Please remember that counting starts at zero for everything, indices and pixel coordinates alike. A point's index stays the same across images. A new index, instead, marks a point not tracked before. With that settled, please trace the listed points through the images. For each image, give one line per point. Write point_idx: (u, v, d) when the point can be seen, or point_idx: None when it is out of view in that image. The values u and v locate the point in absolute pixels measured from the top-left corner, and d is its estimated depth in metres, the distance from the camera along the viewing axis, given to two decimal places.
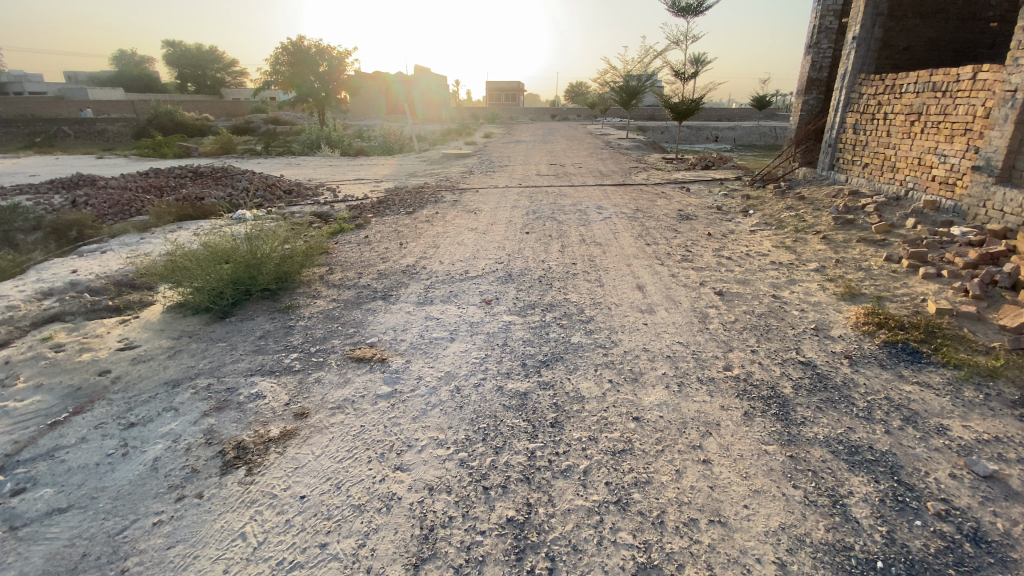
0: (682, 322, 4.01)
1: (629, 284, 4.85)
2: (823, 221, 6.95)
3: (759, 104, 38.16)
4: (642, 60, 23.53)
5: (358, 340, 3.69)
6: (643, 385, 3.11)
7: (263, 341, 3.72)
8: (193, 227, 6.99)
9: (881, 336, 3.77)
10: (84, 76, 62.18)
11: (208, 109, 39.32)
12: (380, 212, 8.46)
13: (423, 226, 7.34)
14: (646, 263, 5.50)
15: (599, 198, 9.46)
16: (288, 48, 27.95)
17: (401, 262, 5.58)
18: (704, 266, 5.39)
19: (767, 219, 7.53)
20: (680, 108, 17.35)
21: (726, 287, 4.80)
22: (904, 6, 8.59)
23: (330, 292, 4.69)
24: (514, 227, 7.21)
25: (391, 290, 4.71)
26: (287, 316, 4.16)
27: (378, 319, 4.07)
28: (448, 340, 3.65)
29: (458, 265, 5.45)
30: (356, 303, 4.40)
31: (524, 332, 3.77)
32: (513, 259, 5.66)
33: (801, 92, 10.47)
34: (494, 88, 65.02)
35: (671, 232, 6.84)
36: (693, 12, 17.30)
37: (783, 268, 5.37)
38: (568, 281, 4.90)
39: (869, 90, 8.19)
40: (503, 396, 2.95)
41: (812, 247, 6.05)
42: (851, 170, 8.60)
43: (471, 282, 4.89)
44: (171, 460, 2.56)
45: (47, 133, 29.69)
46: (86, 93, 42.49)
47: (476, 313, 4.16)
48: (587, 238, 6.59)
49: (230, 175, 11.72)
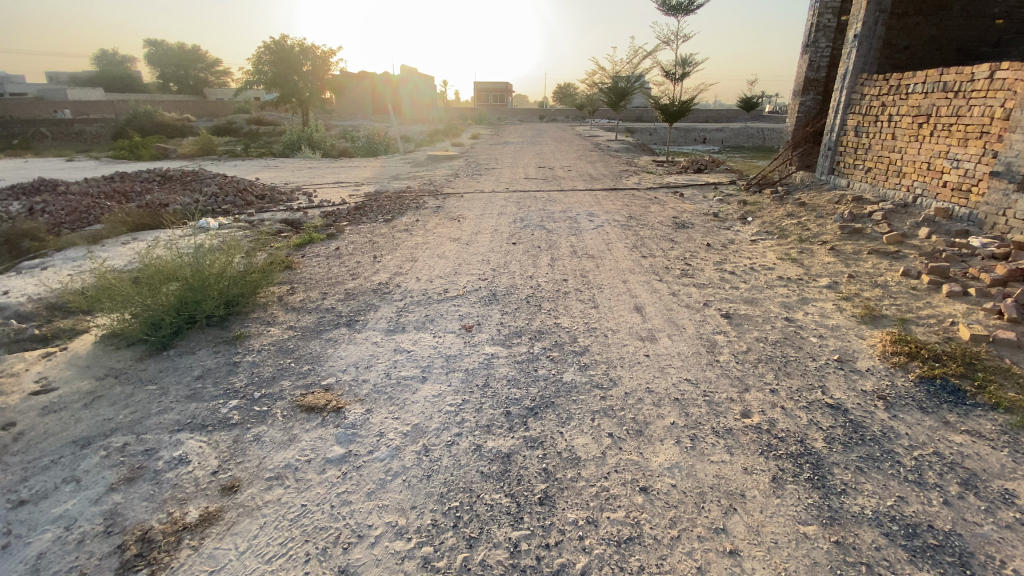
0: (688, 353, 3.51)
1: (625, 305, 4.34)
2: (829, 230, 6.52)
3: (746, 105, 38.10)
4: (631, 61, 23.15)
5: (312, 383, 3.14)
6: (649, 440, 2.59)
7: (199, 384, 3.16)
8: (148, 239, 6.34)
9: (915, 370, 3.30)
10: (61, 76, 60.46)
11: (189, 109, 38.24)
12: (356, 219, 7.89)
13: (402, 235, 6.78)
14: (644, 279, 5.01)
15: (590, 203, 8.97)
16: (270, 49, 27.05)
17: (373, 279, 5.03)
18: (708, 283, 4.90)
19: (769, 228, 7.08)
20: (670, 109, 16.96)
21: (734, 308, 4.32)
22: (905, 3, 8.22)
23: (288, 318, 4.12)
24: (500, 237, 6.68)
25: (358, 314, 4.15)
26: (234, 349, 3.59)
27: (339, 353, 3.52)
28: (419, 381, 3.11)
29: (437, 282, 4.91)
30: (316, 333, 3.84)
31: (508, 368, 3.24)
32: (497, 274, 5.14)
33: (797, 93, 10.07)
34: (481, 89, 64.53)
35: (669, 243, 6.35)
36: (683, 11, 16.89)
37: (793, 284, 4.90)
38: (558, 302, 4.38)
39: (872, 91, 7.80)
40: (480, 459, 2.42)
41: (821, 259, 5.59)
42: (852, 174, 8.20)
43: (450, 303, 4.35)
44: (53, 560, 1.99)
45: (19, 135, 28.53)
46: (63, 94, 41.31)
47: (453, 342, 3.63)
48: (580, 249, 6.08)
49: (200, 179, 11.05)
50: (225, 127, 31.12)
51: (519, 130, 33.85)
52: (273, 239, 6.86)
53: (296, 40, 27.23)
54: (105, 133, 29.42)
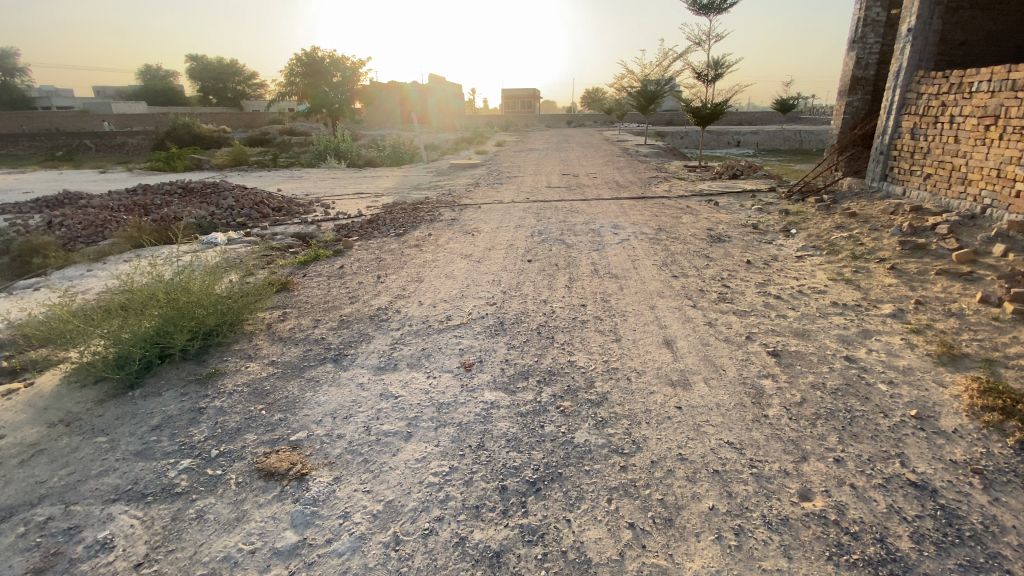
0: (728, 405, 2.91)
1: (652, 338, 3.76)
2: (886, 245, 5.76)
3: (782, 107, 36.60)
4: (661, 63, 22.38)
5: (278, 438, 2.69)
6: (679, 534, 2.03)
7: (153, 438, 2.76)
8: (149, 256, 6.08)
9: (1017, 434, 2.61)
10: (111, 91, 63.55)
11: (224, 121, 39.27)
12: (368, 233, 7.52)
13: (411, 252, 6.35)
14: (674, 304, 4.41)
15: (616, 214, 8.38)
16: (302, 59, 27.52)
17: (372, 302, 4.58)
18: (749, 311, 4.26)
19: (815, 242, 6.35)
20: (702, 112, 16.16)
21: (781, 342, 3.68)
22: None
23: (270, 351, 3.70)
24: (515, 253, 6.17)
25: (348, 347, 3.69)
26: (203, 391, 3.18)
27: (317, 398, 3.05)
28: (402, 440, 2.61)
29: (440, 307, 4.42)
30: (297, 371, 3.39)
31: (509, 424, 2.70)
32: (508, 297, 4.62)
33: (843, 93, 9.22)
34: (509, 96, 64.51)
35: (702, 260, 5.72)
36: (715, 10, 16.07)
37: (849, 313, 4.22)
38: (574, 333, 3.83)
39: (930, 90, 6.96)
40: (461, 560, 1.91)
41: (880, 281, 4.88)
42: (909, 181, 7.36)
43: (451, 334, 3.84)
44: None
45: (68, 147, 29.87)
46: (109, 108, 43.19)
47: (447, 385, 3.11)
48: (602, 268, 5.51)
49: (219, 191, 10.93)
50: (257, 138, 31.78)
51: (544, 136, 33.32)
52: (279, 256, 6.52)
53: (326, 51, 27.55)
54: (146, 145, 30.41)
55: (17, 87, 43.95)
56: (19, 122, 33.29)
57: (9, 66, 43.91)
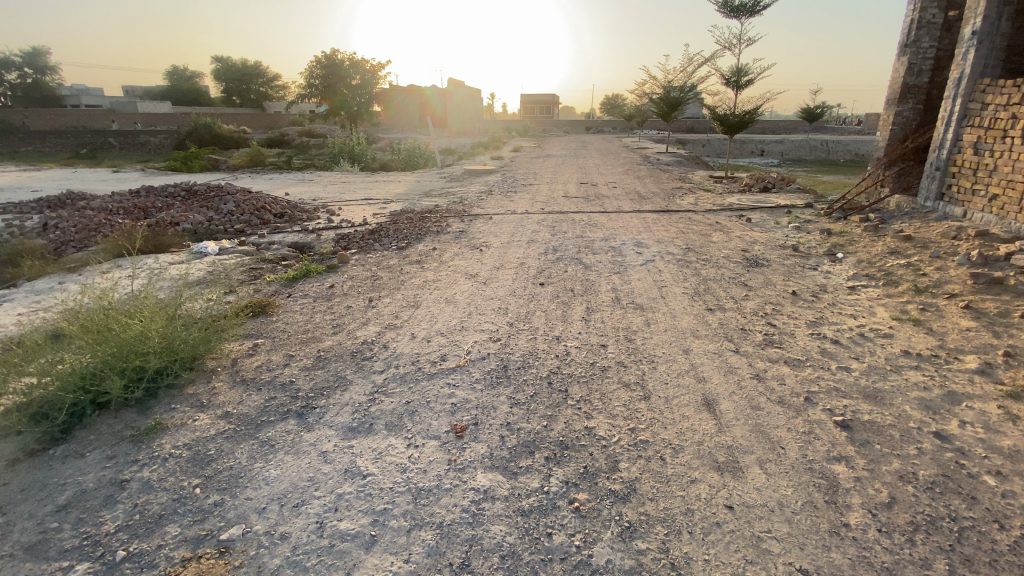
0: (795, 506, 2.22)
1: (689, 396, 3.08)
2: (954, 278, 4.97)
3: (809, 116, 35.36)
4: (685, 69, 21.57)
5: (205, 536, 2.07)
6: None
7: (53, 525, 2.18)
8: (130, 269, 5.58)
9: None
10: (139, 91, 64.82)
11: (245, 122, 39.43)
12: (367, 246, 6.94)
13: (410, 270, 5.73)
14: (713, 348, 3.72)
15: (639, 229, 7.70)
16: (321, 62, 27.40)
17: (359, 332, 3.95)
18: (804, 360, 3.56)
19: (868, 270, 5.60)
20: (730, 120, 15.37)
21: (850, 409, 2.96)
22: None
23: (228, 398, 3.09)
24: (525, 273, 5.52)
25: (318, 396, 3.05)
26: (133, 456, 2.59)
27: (266, 472, 2.43)
28: (362, 548, 1.98)
29: (434, 342, 3.75)
30: (251, 429, 2.78)
31: (505, 529, 2.06)
32: (515, 332, 3.96)
33: (891, 102, 8.38)
34: (527, 102, 64.18)
35: (739, 289, 5.02)
36: (747, 12, 15.23)
37: (926, 366, 3.47)
38: (592, 386, 3.16)
39: (998, 100, 6.14)
40: None
41: (955, 324, 4.11)
42: (971, 202, 6.52)
43: (443, 381, 3.18)
44: None
45: (93, 145, 30.22)
46: (135, 106, 43.90)
47: (432, 460, 2.46)
48: (624, 296, 4.83)
49: (223, 193, 10.50)
50: (276, 139, 31.72)
51: (563, 142, 32.65)
52: (268, 270, 5.96)
53: (346, 54, 27.38)
54: (168, 143, 30.58)
55: (48, 85, 44.77)
56: (45, 119, 33.85)
57: (42, 65, 44.95)
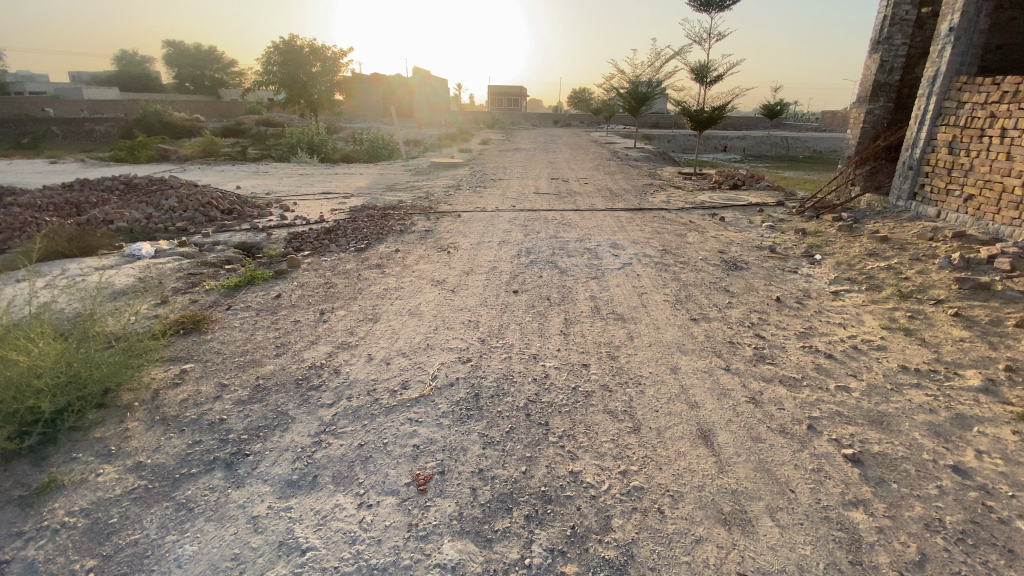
0: (819, 570, 1.91)
1: (684, 427, 2.73)
2: (938, 282, 4.84)
3: (771, 113, 36.07)
4: (654, 63, 21.48)
5: None
6: None
7: None
8: (45, 278, 4.87)
9: None
10: (82, 75, 60.69)
11: (199, 109, 37.34)
12: (323, 247, 6.37)
13: (369, 276, 5.23)
14: (704, 366, 3.40)
15: (613, 229, 7.39)
16: (279, 47, 26.00)
17: (307, 354, 3.45)
18: (800, 378, 3.28)
19: (850, 274, 5.44)
20: (699, 116, 15.31)
21: (859, 438, 2.69)
22: None
23: (142, 443, 2.57)
24: (497, 279, 5.10)
25: (253, 439, 2.56)
26: (13, 528, 2.06)
27: (179, 549, 1.95)
28: None
29: (394, 366, 3.29)
30: (167, 486, 2.28)
31: None
32: (487, 350, 3.54)
33: (863, 100, 8.31)
34: (494, 94, 63.41)
35: (722, 296, 4.75)
36: (717, 7, 15.14)
37: (927, 384, 3.25)
38: (576, 418, 2.77)
39: (975, 98, 6.07)
40: None
41: (948, 333, 3.94)
42: (945, 202, 6.48)
43: (403, 416, 2.73)
44: None
45: (30, 133, 27.88)
46: (77, 91, 41.00)
47: (389, 525, 2.03)
48: (604, 305, 4.48)
49: (165, 186, 9.61)
50: (231, 129, 30.12)
51: (531, 136, 32.34)
52: (209, 275, 5.33)
53: (307, 40, 26.04)
54: (114, 132, 28.59)
55: None
56: None
57: None
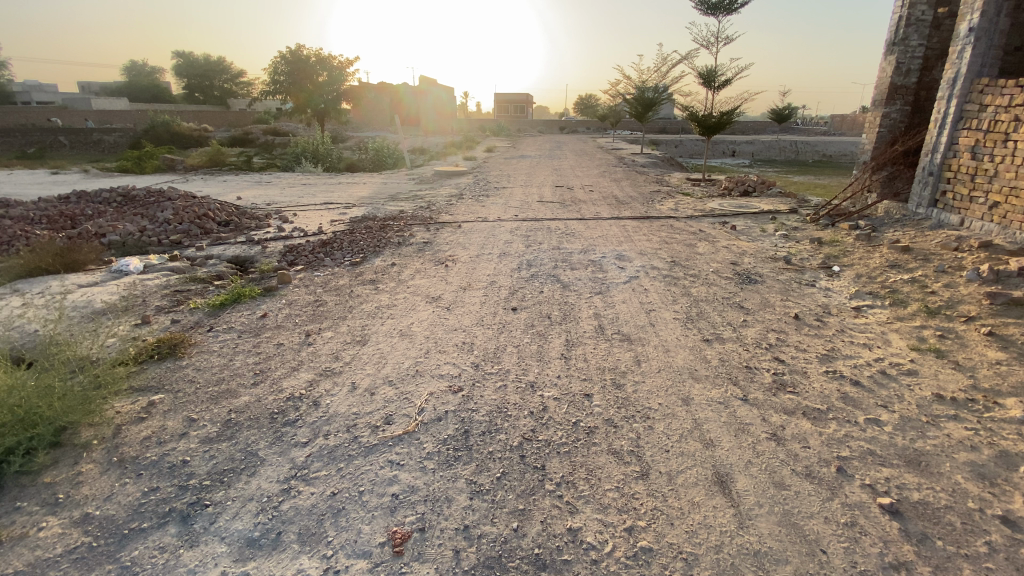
0: None
1: (698, 471, 2.44)
2: (967, 297, 4.50)
3: (780, 117, 35.62)
4: (660, 68, 21.22)
5: None
6: None
7: None
8: (25, 296, 4.67)
9: None
10: (95, 86, 61.57)
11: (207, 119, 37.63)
12: (317, 261, 6.14)
13: (362, 292, 4.98)
14: (719, 396, 3.10)
15: (620, 239, 7.11)
16: (286, 57, 26.07)
17: (287, 383, 3.19)
18: (825, 410, 2.97)
19: (871, 287, 5.11)
20: (707, 121, 15.00)
21: (894, 484, 2.38)
22: None
23: (94, 490, 2.32)
24: (495, 296, 4.83)
25: (216, 486, 2.30)
26: None
27: None
28: None
29: (379, 397, 3.02)
30: (112, 545, 2.02)
31: None
32: (480, 377, 3.27)
33: (879, 104, 7.99)
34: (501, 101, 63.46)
35: (736, 313, 4.46)
36: (725, 10, 14.86)
37: (965, 416, 2.92)
38: (577, 460, 2.48)
39: (998, 101, 5.75)
40: None
41: (982, 355, 3.61)
42: (969, 209, 6.13)
43: (383, 458, 2.46)
44: None
45: (41, 144, 28.13)
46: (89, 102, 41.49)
47: None
48: (608, 324, 4.20)
49: (163, 197, 9.47)
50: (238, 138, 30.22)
51: (536, 143, 32.10)
52: (196, 293, 5.11)
53: (312, 49, 26.04)
54: (122, 142, 28.80)
55: None
56: None
57: None
